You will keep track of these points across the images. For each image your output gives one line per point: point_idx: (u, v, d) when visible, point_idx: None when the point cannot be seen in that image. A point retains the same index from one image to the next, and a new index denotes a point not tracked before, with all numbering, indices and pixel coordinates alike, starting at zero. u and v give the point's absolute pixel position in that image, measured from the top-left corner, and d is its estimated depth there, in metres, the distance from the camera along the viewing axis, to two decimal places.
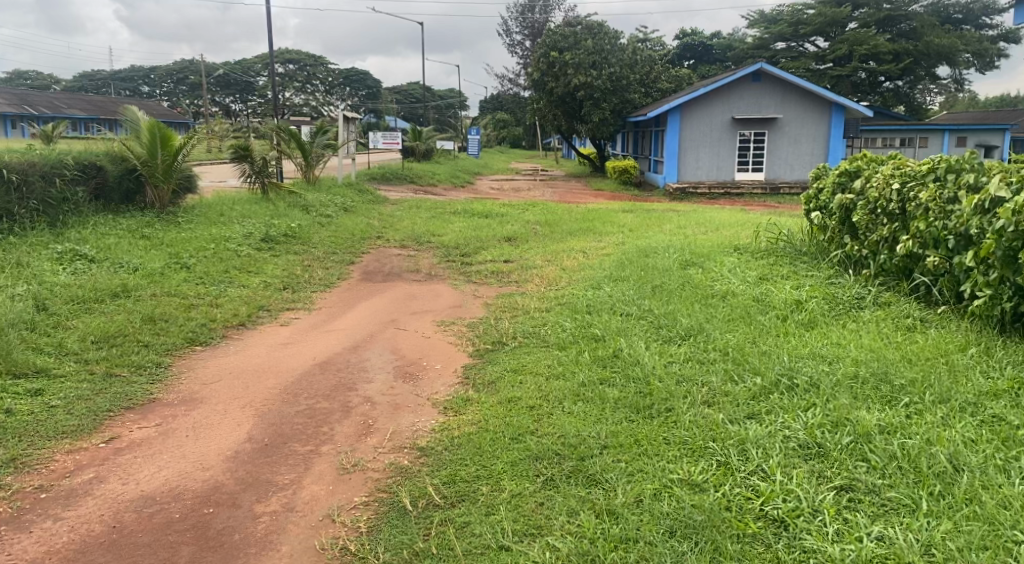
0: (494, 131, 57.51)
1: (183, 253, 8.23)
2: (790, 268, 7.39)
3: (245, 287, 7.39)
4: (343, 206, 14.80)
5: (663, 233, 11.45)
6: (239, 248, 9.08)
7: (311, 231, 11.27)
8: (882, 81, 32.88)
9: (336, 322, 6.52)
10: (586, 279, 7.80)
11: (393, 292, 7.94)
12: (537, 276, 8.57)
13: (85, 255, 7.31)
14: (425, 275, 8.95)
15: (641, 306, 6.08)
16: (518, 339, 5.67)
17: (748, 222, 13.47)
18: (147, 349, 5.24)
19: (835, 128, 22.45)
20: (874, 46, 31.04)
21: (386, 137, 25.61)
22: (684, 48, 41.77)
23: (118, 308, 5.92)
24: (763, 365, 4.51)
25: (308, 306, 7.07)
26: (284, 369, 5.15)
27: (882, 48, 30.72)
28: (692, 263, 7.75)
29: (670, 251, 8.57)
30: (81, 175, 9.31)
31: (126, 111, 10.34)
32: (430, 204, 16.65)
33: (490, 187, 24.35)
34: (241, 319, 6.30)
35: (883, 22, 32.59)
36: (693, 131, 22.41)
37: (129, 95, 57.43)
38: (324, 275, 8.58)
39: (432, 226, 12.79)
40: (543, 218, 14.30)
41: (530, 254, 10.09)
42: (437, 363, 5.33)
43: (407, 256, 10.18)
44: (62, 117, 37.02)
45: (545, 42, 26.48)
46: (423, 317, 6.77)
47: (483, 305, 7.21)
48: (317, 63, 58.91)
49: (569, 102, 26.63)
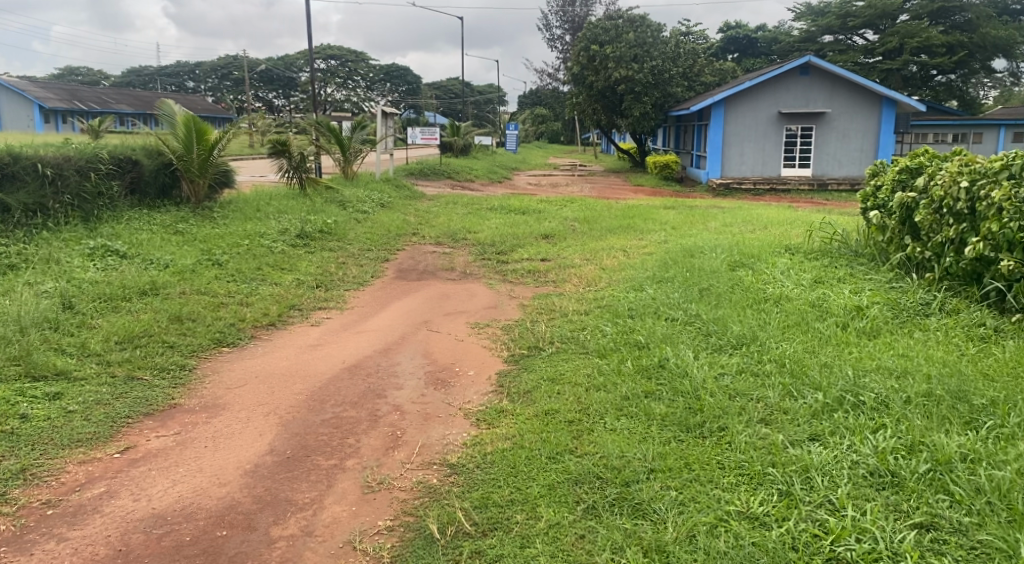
0: (533, 126, 57.18)
1: (215, 249, 8.09)
2: (846, 271, 6.96)
3: (277, 284, 7.21)
4: (379, 202, 14.63)
5: (708, 232, 11.01)
6: (273, 244, 8.93)
7: (347, 227, 11.09)
8: (935, 75, 31.88)
9: (368, 323, 6.28)
10: (628, 280, 7.47)
11: (427, 292, 7.69)
12: (576, 276, 8.25)
13: (117, 251, 7.22)
14: (460, 274, 8.68)
15: (687, 310, 5.74)
16: (556, 344, 5.36)
17: (796, 221, 12.97)
18: (171, 351, 5.07)
19: (886, 122, 21.63)
20: (927, 38, 30.01)
21: (425, 132, 25.47)
22: (727, 41, 40.86)
23: (146, 307, 5.77)
24: (824, 379, 4.14)
25: (339, 306, 6.85)
26: (312, 373, 4.93)
27: (935, 40, 29.70)
28: (741, 264, 7.37)
29: (716, 251, 8.18)
30: (116, 169, 9.26)
31: (162, 104, 10.25)
32: (467, 200, 16.42)
33: (528, 182, 24.06)
34: (270, 318, 6.10)
35: (936, 14, 31.22)
36: (738, 126, 21.81)
37: (174, 90, 58.44)
38: (357, 273, 8.38)
39: (469, 223, 12.55)
40: (582, 215, 13.96)
41: (568, 252, 9.79)
42: (470, 369, 5.04)
43: (442, 254, 9.95)
44: (110, 112, 37.73)
45: (585, 36, 26.09)
46: (457, 318, 6.50)
47: (519, 306, 6.91)
48: (359, 59, 59.23)
49: (610, 96, 26.18)
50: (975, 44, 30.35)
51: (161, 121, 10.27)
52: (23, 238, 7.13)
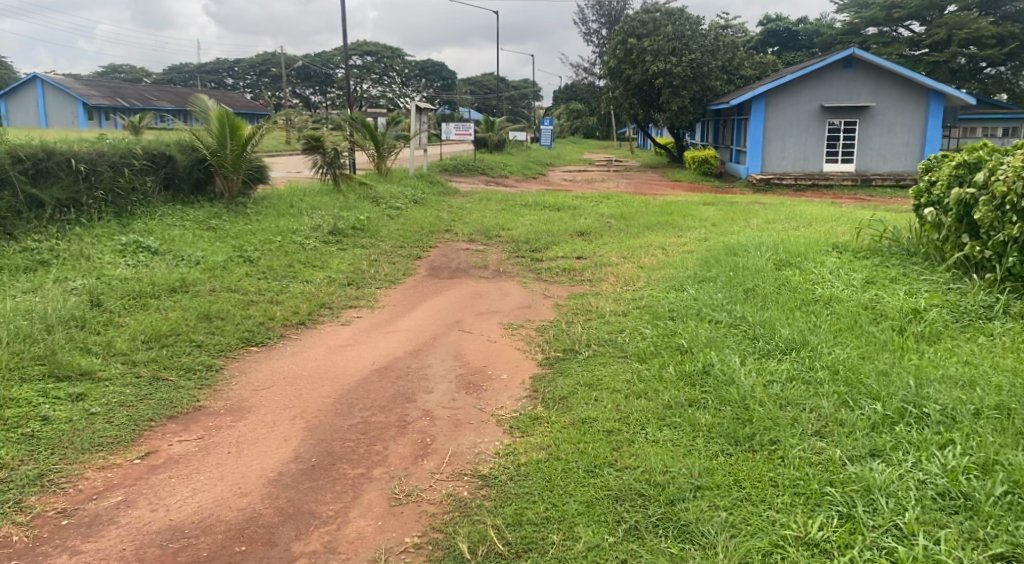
0: (568, 121, 56.77)
1: (247, 245, 8.02)
2: (899, 271, 6.60)
3: (308, 282, 7.10)
4: (413, 198, 14.51)
5: (750, 229, 10.66)
6: (305, 240, 8.84)
7: (380, 224, 10.96)
8: (983, 67, 30.52)
9: (399, 322, 6.12)
10: (667, 280, 7.21)
11: (460, 290, 7.50)
12: (613, 275, 8.00)
13: (149, 247, 7.18)
14: (493, 272, 8.48)
15: (730, 313, 5.47)
16: (593, 347, 5.13)
17: (841, 218, 12.53)
18: (198, 351, 4.96)
19: (934, 116, 20.89)
20: (976, 29, 29.07)
21: (459, 127, 25.33)
22: (767, 34, 39.99)
23: (174, 305, 5.68)
24: (882, 388, 3.85)
25: (370, 304, 6.70)
26: (340, 374, 4.77)
27: (985, 31, 28.77)
28: (787, 263, 7.06)
29: (759, 249, 7.86)
30: (150, 165, 9.26)
31: (196, 100, 10.23)
32: (501, 196, 16.23)
33: (563, 177, 23.78)
34: (300, 317, 5.97)
35: (986, 5, 30.31)
36: (778, 120, 21.28)
37: (214, 87, 59.22)
38: (389, 270, 8.23)
39: (502, 219, 12.34)
40: (618, 211, 13.66)
41: (604, 250, 9.54)
42: (503, 373, 4.84)
43: (475, 251, 9.78)
44: (152, 109, 38.28)
45: (622, 29, 25.72)
46: (490, 318, 6.30)
47: (554, 306, 6.69)
48: (395, 55, 59.38)
49: (647, 90, 25.77)
50: None
51: (195, 116, 10.26)
52: (57, 234, 7.12)
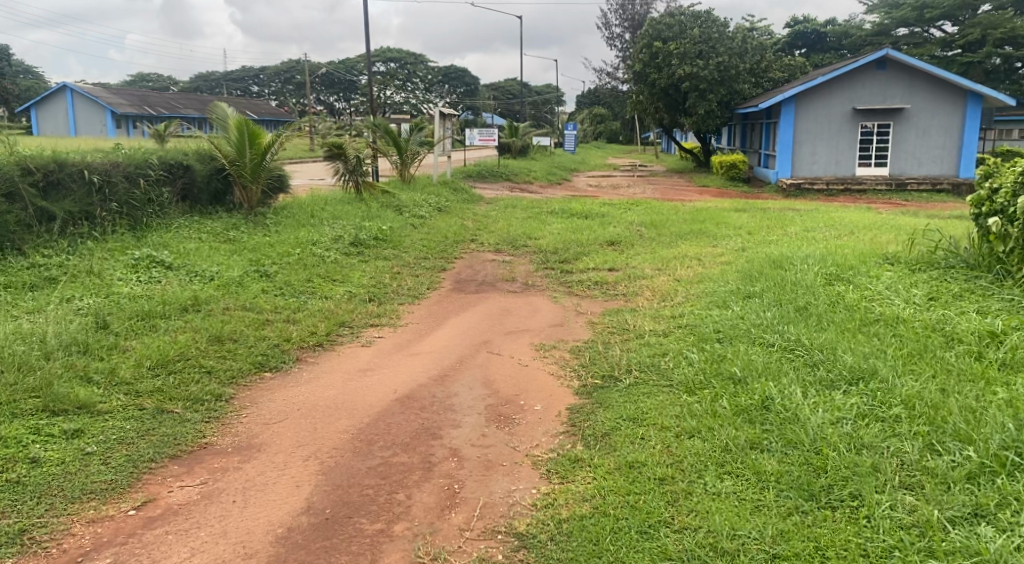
0: (591, 126, 56.34)
1: (264, 258, 7.69)
2: (962, 287, 6.06)
3: (329, 298, 6.76)
4: (437, 206, 14.17)
5: (789, 238, 10.16)
6: (325, 252, 8.50)
7: (403, 234, 10.60)
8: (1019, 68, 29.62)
9: (423, 343, 5.71)
10: (707, 295, 6.76)
11: (487, 306, 7.09)
12: (649, 289, 7.55)
13: (162, 262, 6.87)
14: (522, 285, 8.06)
15: (782, 336, 5.01)
16: (635, 374, 4.69)
17: (884, 226, 11.96)
18: (208, 379, 4.60)
19: (973, 118, 20.14)
20: (1011, 30, 28.24)
21: (482, 133, 25.03)
22: (794, 37, 39.17)
23: (185, 326, 5.35)
24: (972, 429, 3.37)
25: (392, 322, 6.31)
26: (360, 405, 4.38)
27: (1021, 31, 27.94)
28: (838, 277, 6.57)
29: (805, 262, 7.37)
30: (167, 176, 8.99)
31: (215, 107, 9.95)
32: (527, 203, 15.85)
33: (588, 183, 23.35)
34: (318, 338, 5.61)
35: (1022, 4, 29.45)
36: (811, 123, 20.67)
37: (240, 95, 59.58)
38: (412, 284, 7.85)
39: (529, 228, 11.94)
40: (648, 219, 13.19)
41: (637, 260, 9.11)
42: (536, 403, 4.41)
43: (501, 262, 9.39)
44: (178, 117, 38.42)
45: (648, 33, 25.26)
46: (519, 338, 5.88)
47: (588, 324, 6.25)
48: (417, 62, 59.35)
49: (673, 94, 25.25)
50: None
51: (214, 124, 9.97)
52: (67, 248, 6.84)
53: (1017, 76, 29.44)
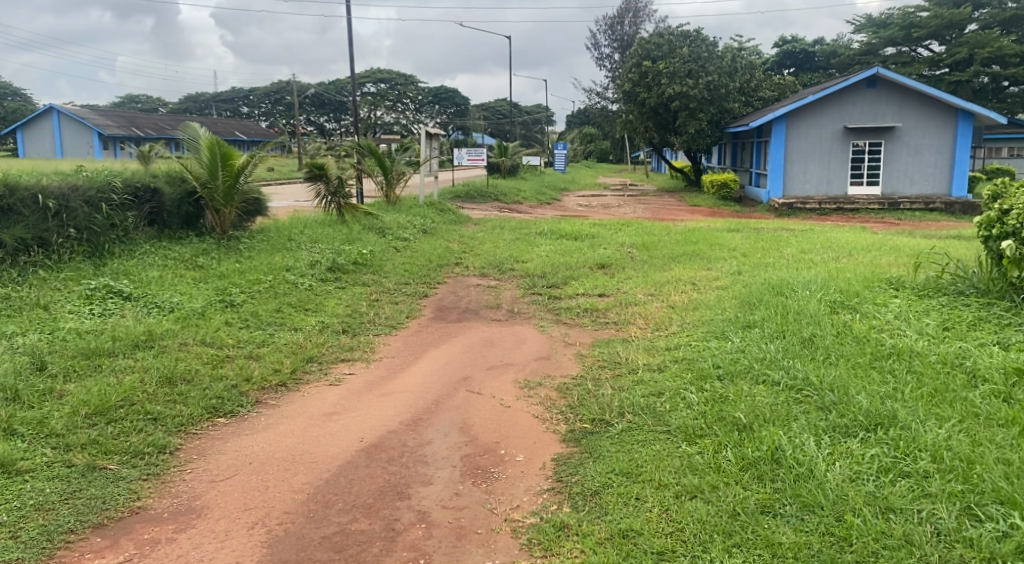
0: (581, 145, 56.33)
1: (232, 287, 7.24)
2: (978, 316, 5.65)
3: (299, 330, 6.31)
4: (422, 227, 13.75)
5: (786, 261, 9.78)
6: (299, 279, 8.04)
7: (384, 258, 10.15)
8: (1006, 86, 29.63)
9: (397, 381, 5.24)
10: (704, 324, 6.34)
11: (469, 337, 6.62)
12: (641, 317, 7.11)
13: (120, 292, 6.42)
14: (507, 313, 7.63)
15: (786, 374, 4.57)
16: (629, 418, 4.24)
17: (881, 248, 11.60)
18: (153, 427, 4.14)
19: (964, 136, 19.92)
20: (998, 49, 28.19)
21: (471, 153, 24.68)
22: (783, 56, 39.41)
23: (134, 365, 4.89)
24: (1014, 488, 2.94)
25: (365, 356, 5.85)
26: (321, 458, 3.92)
27: (1008, 50, 27.91)
28: (843, 304, 6.16)
29: (807, 288, 6.96)
30: (132, 200, 8.55)
31: (187, 127, 9.55)
32: (515, 224, 15.45)
33: (578, 203, 22.97)
34: (281, 376, 5.15)
35: (1008, 23, 29.47)
36: (801, 142, 20.43)
37: (230, 116, 59.33)
38: (390, 312, 7.39)
39: (516, 250, 11.52)
40: (640, 240, 12.81)
41: (628, 285, 8.69)
42: (518, 453, 3.94)
43: (486, 288, 8.96)
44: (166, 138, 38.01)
45: (637, 52, 25.06)
46: (502, 374, 5.41)
47: (577, 357, 5.79)
48: (408, 83, 59.23)
49: (663, 113, 25.00)
50: None
51: (185, 145, 9.54)
52: (16, 279, 6.38)
53: (1005, 95, 29.43)
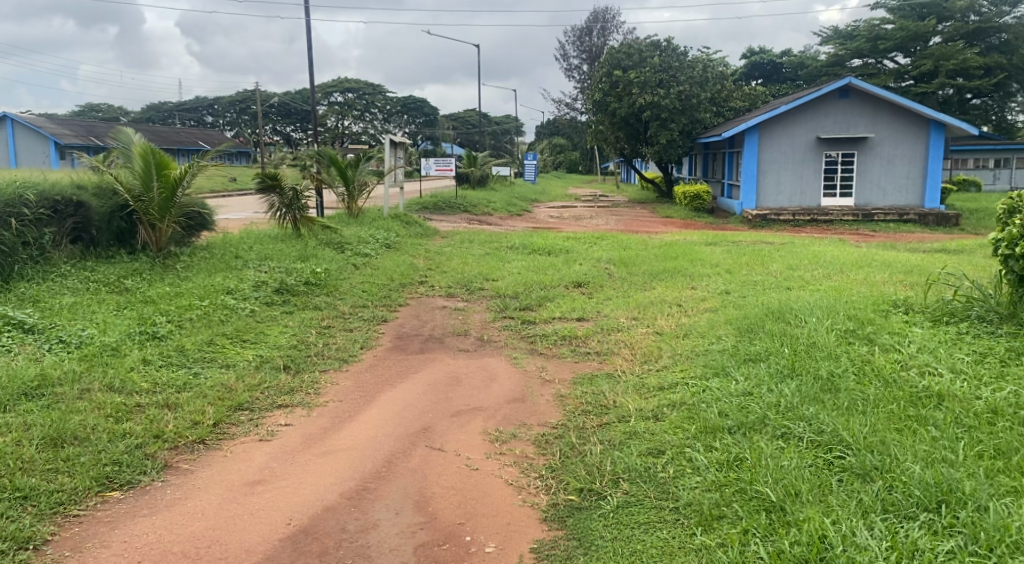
0: (551, 156, 55.93)
1: (157, 315, 6.31)
2: (1014, 347, 4.92)
3: (232, 369, 5.41)
4: (385, 242, 12.89)
5: (776, 279, 9.13)
6: (238, 304, 7.13)
7: (340, 277, 9.25)
8: (970, 98, 29.68)
9: (342, 435, 4.37)
10: (698, 357, 5.56)
11: (429, 372, 5.74)
12: (627, 346, 6.32)
13: (20, 323, 5.48)
14: (476, 341, 6.77)
15: (808, 427, 3.82)
16: (625, 488, 3.45)
17: (866, 263, 10.96)
18: (19, 510, 3.25)
19: (936, 147, 19.58)
20: (963, 61, 28.08)
21: (439, 164, 23.82)
22: (751, 68, 39.39)
23: (12, 422, 3.96)
24: None
25: (306, 401, 4.97)
26: (237, 550, 3.09)
27: (972, 62, 27.79)
28: (856, 335, 5.41)
29: (811, 313, 6.21)
30: (50, 214, 7.61)
31: (119, 133, 8.66)
32: (485, 237, 14.65)
33: (550, 214, 22.30)
34: (200, 431, 4.27)
35: (971, 36, 29.34)
36: (774, 154, 19.93)
37: (194, 126, 57.89)
38: (342, 342, 6.50)
39: (486, 267, 10.69)
40: (617, 255, 12.06)
41: (606, 307, 7.93)
42: (487, 540, 3.15)
43: (452, 310, 8.13)
44: None
45: (607, 61, 24.50)
46: (468, 423, 4.56)
47: (556, 399, 4.95)
48: (376, 92, 58.26)
49: (634, 123, 24.43)
50: (1015, 66, 28.60)
51: (116, 153, 8.58)
52: None
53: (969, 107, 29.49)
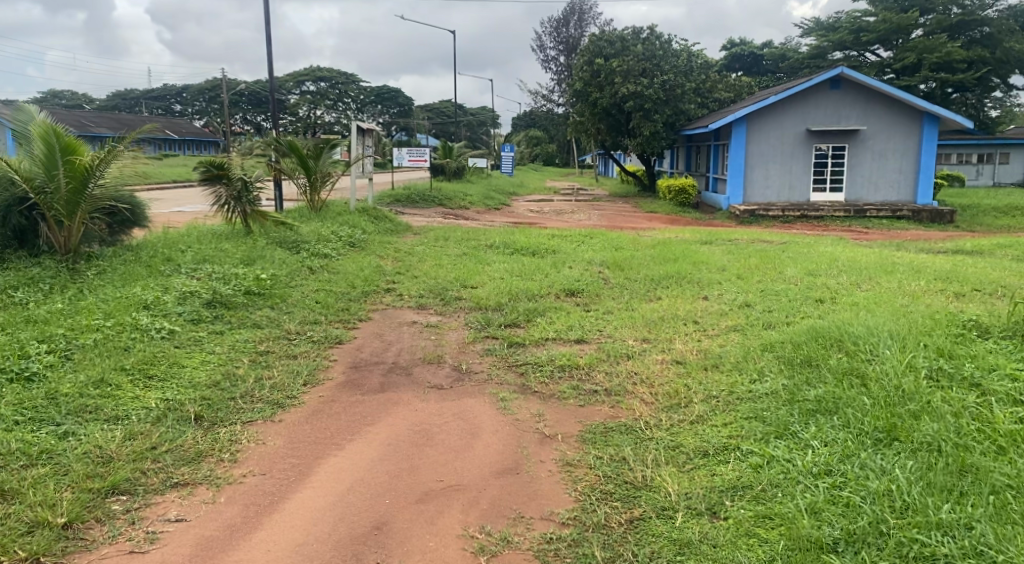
0: (528, 148, 54.81)
1: (31, 341, 4.86)
2: None
3: (121, 426, 3.96)
4: (349, 239, 11.46)
5: (799, 288, 7.85)
6: (151, 322, 5.67)
7: (290, 285, 7.79)
8: (950, 93, 28.41)
9: (260, 541, 3.02)
10: (741, 407, 4.19)
11: (388, 422, 4.34)
12: (644, 382, 4.94)
13: None
14: (451, 373, 5.34)
15: (954, 545, 2.57)
16: None
17: (877, 268, 9.69)
18: None
19: (930, 141, 18.50)
20: (947, 54, 26.72)
21: (412, 155, 22.33)
22: (730, 59, 38.45)
23: None
24: None
25: (215, 474, 3.57)
26: None
27: (956, 55, 26.51)
28: (950, 381, 4.08)
29: (875, 337, 4.86)
30: None
31: (22, 110, 7.08)
32: (461, 233, 13.24)
33: (529, 208, 20.97)
34: (39, 541, 2.89)
35: (953, 29, 28.12)
36: (764, 146, 18.71)
37: (162, 114, 55.83)
38: (279, 377, 5.06)
39: (462, 271, 9.27)
40: (610, 256, 10.76)
41: (604, 324, 6.59)
42: None
43: (422, 327, 6.73)
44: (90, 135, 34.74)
45: (588, 49, 23.11)
46: (443, 515, 3.22)
47: (564, 471, 3.61)
48: (349, 82, 56.63)
49: (616, 114, 23.10)
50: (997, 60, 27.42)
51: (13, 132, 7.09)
52: None
53: (950, 102, 28.59)
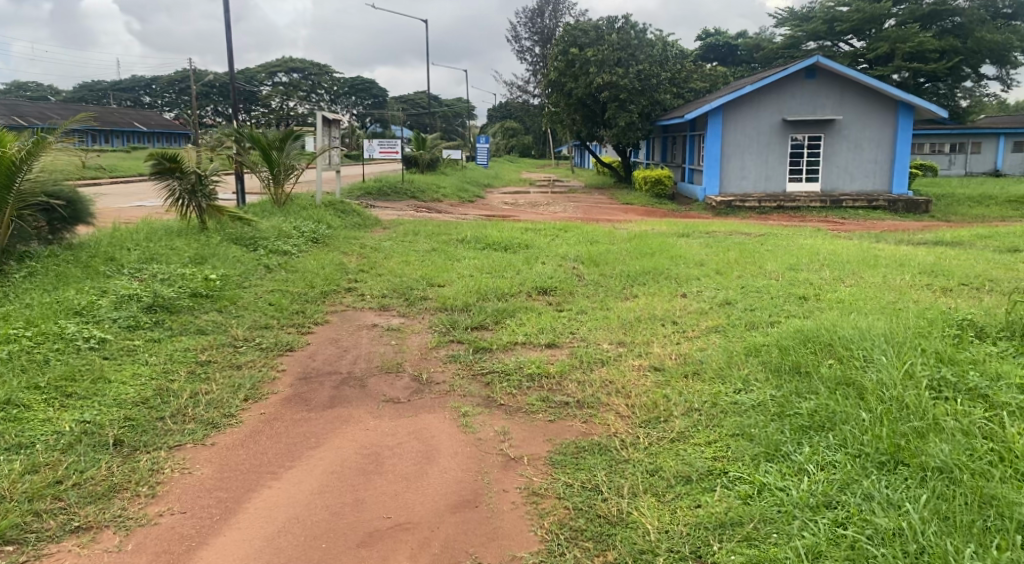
0: (503, 139, 54.37)
1: None
2: None
3: (23, 457, 3.46)
4: (312, 235, 10.94)
5: (779, 284, 7.49)
6: (78, 330, 5.15)
7: (242, 286, 7.26)
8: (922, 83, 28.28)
9: None
10: (725, 423, 3.78)
11: (333, 443, 3.87)
12: (619, 393, 4.50)
13: None
14: (410, 385, 4.87)
15: None
16: None
17: (856, 261, 9.37)
18: None
19: (905, 130, 18.28)
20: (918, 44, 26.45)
21: (384, 147, 21.75)
22: (705, 49, 38.23)
23: None
24: None
25: (127, 514, 3.10)
26: None
27: (928, 45, 26.31)
28: (952, 391, 3.70)
29: (867, 339, 4.47)
30: None
31: None
32: (431, 227, 12.77)
33: (503, 200, 20.53)
34: None
35: (926, 19, 27.97)
36: (740, 136, 18.39)
37: (130, 106, 54.54)
38: (218, 391, 4.57)
39: (428, 268, 8.81)
40: (584, 250, 10.35)
41: (578, 326, 6.16)
42: None
43: (381, 331, 6.26)
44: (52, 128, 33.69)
45: (562, 38, 22.62)
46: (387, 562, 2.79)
47: (528, 502, 3.19)
48: (321, 73, 55.72)
49: (591, 104, 22.68)
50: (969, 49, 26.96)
51: None
52: None
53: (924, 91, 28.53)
